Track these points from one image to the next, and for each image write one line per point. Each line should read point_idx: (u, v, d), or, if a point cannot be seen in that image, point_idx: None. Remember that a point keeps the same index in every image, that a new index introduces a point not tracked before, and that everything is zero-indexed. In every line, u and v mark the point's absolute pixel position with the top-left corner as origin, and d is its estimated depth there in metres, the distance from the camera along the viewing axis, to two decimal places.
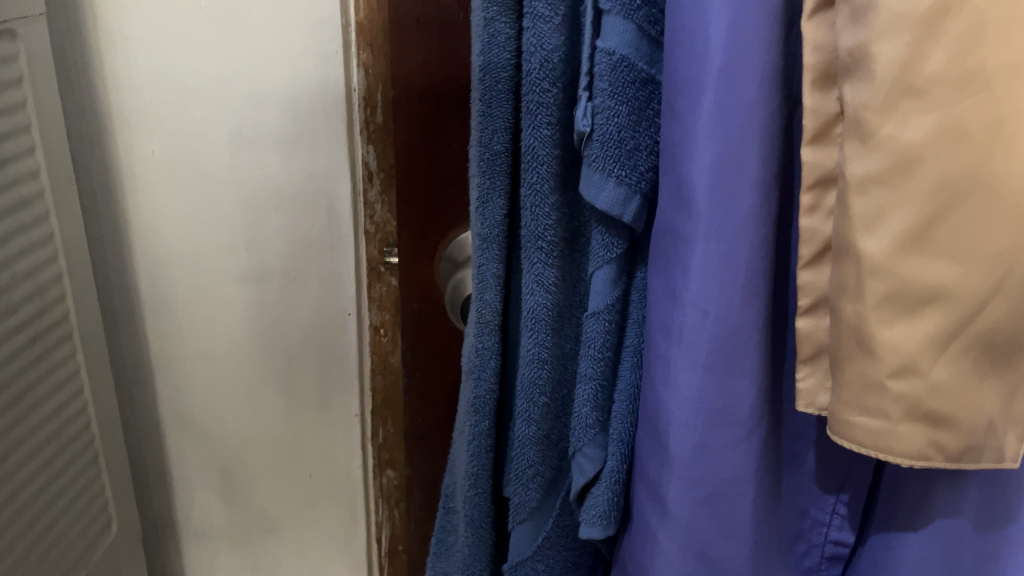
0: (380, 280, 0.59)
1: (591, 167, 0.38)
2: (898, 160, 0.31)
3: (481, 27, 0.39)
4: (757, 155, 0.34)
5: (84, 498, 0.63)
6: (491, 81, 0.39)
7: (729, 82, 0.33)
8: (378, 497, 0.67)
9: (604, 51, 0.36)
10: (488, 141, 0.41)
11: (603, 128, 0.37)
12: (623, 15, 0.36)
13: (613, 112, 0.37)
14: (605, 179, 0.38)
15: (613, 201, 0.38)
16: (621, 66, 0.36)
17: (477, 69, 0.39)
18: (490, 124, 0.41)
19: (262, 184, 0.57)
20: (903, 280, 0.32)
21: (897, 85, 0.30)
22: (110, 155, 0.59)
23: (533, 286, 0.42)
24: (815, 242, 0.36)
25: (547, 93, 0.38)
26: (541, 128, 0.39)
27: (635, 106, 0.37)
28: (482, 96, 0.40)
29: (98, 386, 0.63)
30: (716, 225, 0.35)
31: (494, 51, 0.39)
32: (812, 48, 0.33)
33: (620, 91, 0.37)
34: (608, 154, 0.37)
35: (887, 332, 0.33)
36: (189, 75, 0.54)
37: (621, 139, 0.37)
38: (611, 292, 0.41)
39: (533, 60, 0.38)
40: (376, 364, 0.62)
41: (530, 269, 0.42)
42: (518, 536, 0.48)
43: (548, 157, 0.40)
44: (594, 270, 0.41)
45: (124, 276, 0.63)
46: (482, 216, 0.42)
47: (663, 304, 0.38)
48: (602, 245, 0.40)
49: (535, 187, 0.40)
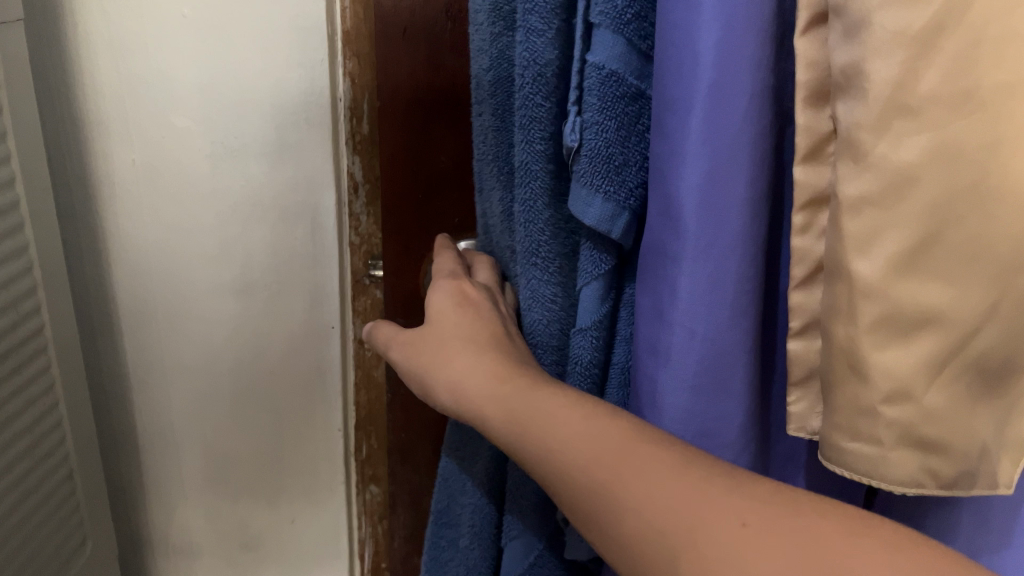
0: (364, 292, 0.62)
1: (579, 182, 0.37)
2: (893, 182, 0.30)
3: (490, 42, 0.39)
4: (745, 174, 0.34)
5: (58, 515, 0.61)
6: (503, 94, 0.40)
7: (719, 99, 0.33)
8: (361, 513, 0.69)
9: (594, 65, 0.35)
10: (506, 155, 0.42)
11: (592, 143, 0.36)
12: (613, 29, 0.35)
13: (602, 127, 0.36)
14: (593, 195, 0.37)
15: (601, 216, 0.37)
16: (610, 81, 0.35)
17: (488, 83, 0.40)
18: (505, 138, 0.41)
19: (245, 196, 0.56)
20: (896, 304, 0.32)
21: (891, 104, 0.29)
22: (88, 163, 0.57)
23: (530, 302, 0.42)
24: (807, 263, 0.35)
25: (540, 108, 0.38)
26: (534, 143, 0.38)
27: (625, 121, 0.36)
28: (496, 110, 0.41)
29: (73, 399, 0.61)
30: (704, 244, 0.34)
31: (505, 66, 0.39)
32: (805, 65, 0.32)
33: (610, 106, 0.36)
34: (596, 170, 0.36)
35: (880, 357, 0.32)
36: (165, 79, 0.53)
37: (609, 155, 0.37)
38: (600, 309, 0.40)
39: (527, 74, 0.37)
40: (360, 377, 0.64)
41: (527, 284, 0.42)
42: (509, 554, 0.47)
43: (541, 173, 0.39)
44: (583, 287, 0.40)
45: (101, 285, 0.61)
46: (508, 228, 0.44)
47: (651, 324, 0.37)
48: (590, 261, 0.39)
49: (528, 203, 0.40)
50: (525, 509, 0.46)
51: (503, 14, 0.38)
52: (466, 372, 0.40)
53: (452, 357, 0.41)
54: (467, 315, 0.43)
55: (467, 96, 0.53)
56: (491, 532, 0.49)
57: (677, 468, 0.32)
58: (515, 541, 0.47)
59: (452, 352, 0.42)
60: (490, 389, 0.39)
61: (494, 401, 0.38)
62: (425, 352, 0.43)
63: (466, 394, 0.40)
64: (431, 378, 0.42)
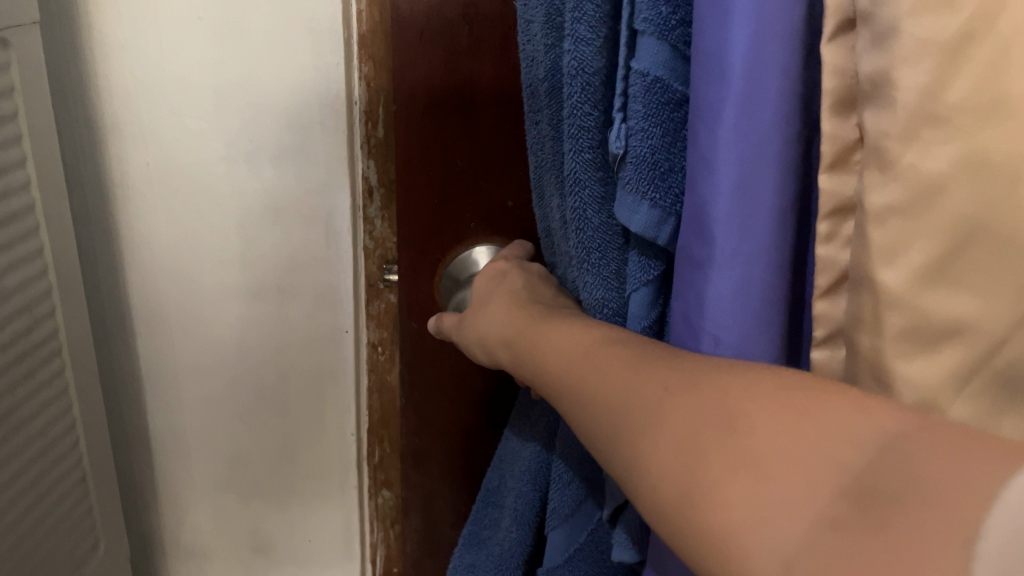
0: (380, 297, 0.61)
1: (626, 189, 0.37)
2: (921, 190, 0.30)
3: (544, 52, 0.41)
4: (773, 182, 0.34)
5: (72, 517, 0.61)
6: (554, 103, 0.42)
7: (749, 104, 0.33)
8: (372, 519, 0.68)
9: (638, 72, 0.36)
10: (560, 165, 0.43)
11: (637, 150, 0.37)
12: (657, 35, 0.35)
13: (646, 134, 0.37)
14: (639, 201, 0.37)
15: (647, 222, 0.38)
16: (655, 88, 0.36)
17: (543, 92, 0.42)
18: (559, 148, 0.43)
19: (260, 197, 0.56)
20: (923, 315, 0.31)
21: (919, 112, 0.29)
22: (103, 165, 0.57)
23: (591, 308, 0.42)
24: (831, 271, 0.34)
25: (588, 116, 0.39)
26: (583, 151, 0.40)
27: (670, 127, 0.37)
28: (551, 120, 0.42)
29: (87, 402, 0.61)
30: (731, 251, 0.34)
31: (557, 76, 0.41)
32: (831, 72, 0.32)
33: (654, 113, 0.36)
34: (641, 177, 0.37)
35: (907, 368, 0.32)
36: (184, 86, 0.53)
37: (654, 161, 0.37)
38: (649, 314, 0.41)
39: (576, 83, 0.38)
40: (373, 382, 0.63)
41: (586, 290, 0.42)
42: (551, 543, 0.47)
43: (591, 181, 0.40)
44: (632, 292, 0.41)
45: (114, 285, 0.61)
46: (564, 236, 0.44)
47: (683, 328, 0.37)
48: (639, 267, 0.40)
49: (579, 211, 0.41)
50: (567, 499, 0.46)
51: (555, 25, 0.40)
52: (486, 322, 0.45)
53: (480, 307, 0.47)
54: (492, 283, 0.48)
55: (482, 99, 0.52)
56: (530, 519, 0.50)
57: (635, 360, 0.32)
58: (557, 530, 0.47)
59: (478, 309, 0.47)
60: (503, 335, 0.43)
61: (502, 338, 0.43)
62: (464, 317, 0.48)
63: (485, 333, 0.45)
64: (467, 332, 0.47)
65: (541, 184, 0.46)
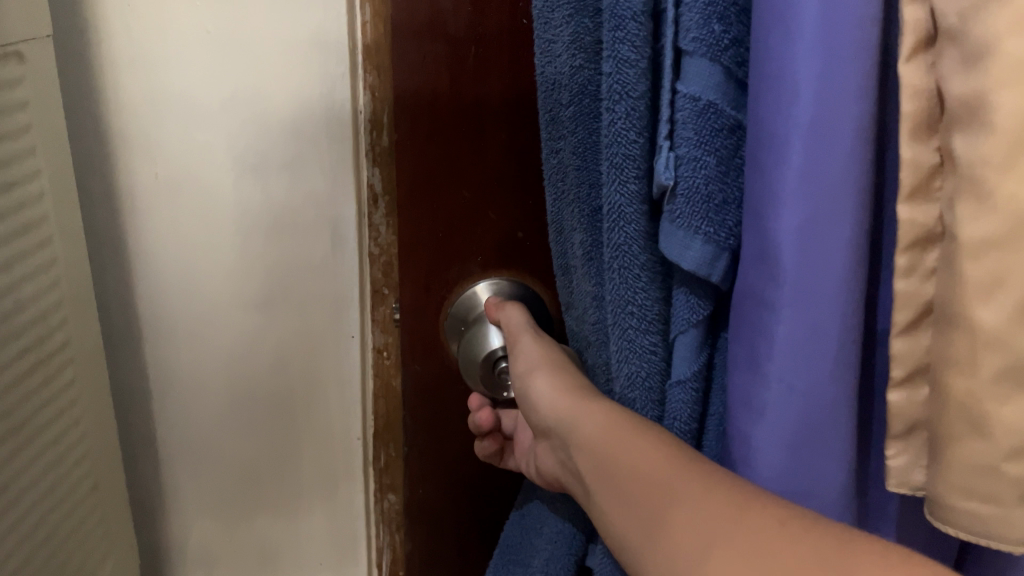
0: (383, 303, 0.57)
1: (675, 224, 0.36)
2: (1019, 222, 0.28)
3: (569, 74, 0.39)
4: (851, 222, 0.32)
5: (83, 535, 0.57)
6: (584, 131, 0.40)
7: (820, 136, 0.31)
8: (378, 522, 0.64)
9: (687, 96, 0.34)
10: (588, 196, 0.42)
11: (688, 181, 0.35)
12: (709, 56, 0.34)
13: (698, 163, 0.35)
14: (692, 237, 0.36)
15: (700, 259, 0.36)
16: (706, 113, 0.35)
17: (567, 119, 0.40)
18: (587, 177, 0.41)
19: (268, 211, 0.54)
20: (1020, 354, 0.29)
21: (1019, 138, 0.27)
22: (110, 179, 0.54)
23: (627, 355, 0.40)
24: (912, 307, 0.32)
25: (633, 144, 0.37)
26: (627, 183, 0.37)
27: (723, 155, 0.35)
28: (577, 150, 0.41)
29: (98, 419, 0.58)
30: (801, 292, 0.33)
31: (585, 100, 0.39)
32: (909, 94, 0.30)
33: (706, 141, 0.35)
34: (694, 210, 0.35)
35: (1004, 412, 0.30)
36: (191, 99, 0.51)
37: (707, 193, 0.35)
38: (696, 358, 0.39)
39: (619, 108, 0.36)
40: (378, 387, 0.59)
41: (622, 334, 0.40)
42: None
43: (636, 215, 0.38)
44: (678, 335, 0.39)
45: (122, 306, 0.58)
46: (590, 273, 0.43)
47: (746, 377, 0.35)
48: (686, 307, 0.39)
49: (622, 247, 0.39)
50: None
51: (584, 45, 0.38)
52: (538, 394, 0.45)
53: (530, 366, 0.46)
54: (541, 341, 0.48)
55: (490, 118, 0.50)
56: None
57: (725, 497, 0.33)
58: None
59: (529, 356, 0.47)
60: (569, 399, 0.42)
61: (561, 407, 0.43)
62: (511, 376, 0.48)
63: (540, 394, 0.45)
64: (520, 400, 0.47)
65: (560, 213, 0.44)
